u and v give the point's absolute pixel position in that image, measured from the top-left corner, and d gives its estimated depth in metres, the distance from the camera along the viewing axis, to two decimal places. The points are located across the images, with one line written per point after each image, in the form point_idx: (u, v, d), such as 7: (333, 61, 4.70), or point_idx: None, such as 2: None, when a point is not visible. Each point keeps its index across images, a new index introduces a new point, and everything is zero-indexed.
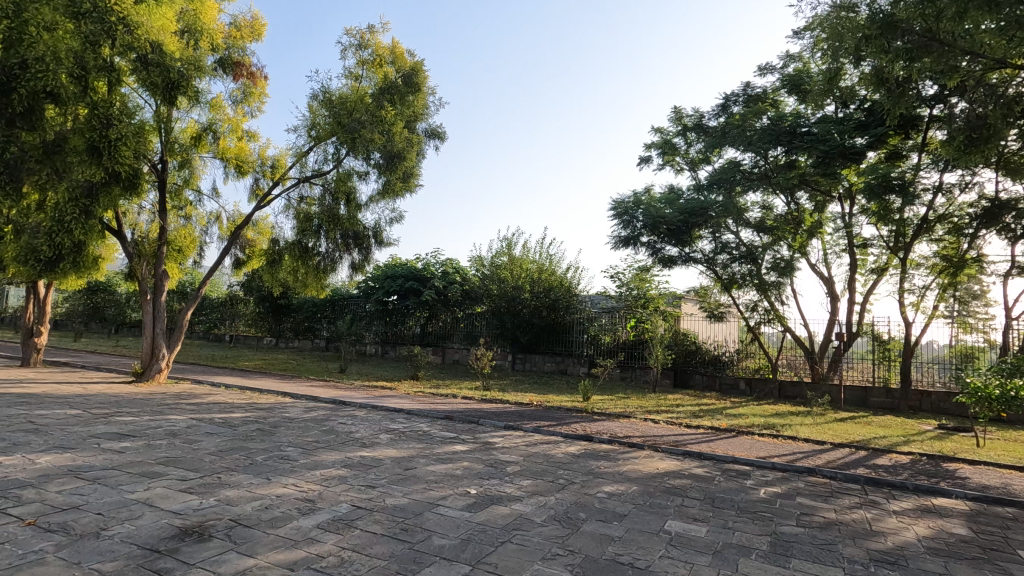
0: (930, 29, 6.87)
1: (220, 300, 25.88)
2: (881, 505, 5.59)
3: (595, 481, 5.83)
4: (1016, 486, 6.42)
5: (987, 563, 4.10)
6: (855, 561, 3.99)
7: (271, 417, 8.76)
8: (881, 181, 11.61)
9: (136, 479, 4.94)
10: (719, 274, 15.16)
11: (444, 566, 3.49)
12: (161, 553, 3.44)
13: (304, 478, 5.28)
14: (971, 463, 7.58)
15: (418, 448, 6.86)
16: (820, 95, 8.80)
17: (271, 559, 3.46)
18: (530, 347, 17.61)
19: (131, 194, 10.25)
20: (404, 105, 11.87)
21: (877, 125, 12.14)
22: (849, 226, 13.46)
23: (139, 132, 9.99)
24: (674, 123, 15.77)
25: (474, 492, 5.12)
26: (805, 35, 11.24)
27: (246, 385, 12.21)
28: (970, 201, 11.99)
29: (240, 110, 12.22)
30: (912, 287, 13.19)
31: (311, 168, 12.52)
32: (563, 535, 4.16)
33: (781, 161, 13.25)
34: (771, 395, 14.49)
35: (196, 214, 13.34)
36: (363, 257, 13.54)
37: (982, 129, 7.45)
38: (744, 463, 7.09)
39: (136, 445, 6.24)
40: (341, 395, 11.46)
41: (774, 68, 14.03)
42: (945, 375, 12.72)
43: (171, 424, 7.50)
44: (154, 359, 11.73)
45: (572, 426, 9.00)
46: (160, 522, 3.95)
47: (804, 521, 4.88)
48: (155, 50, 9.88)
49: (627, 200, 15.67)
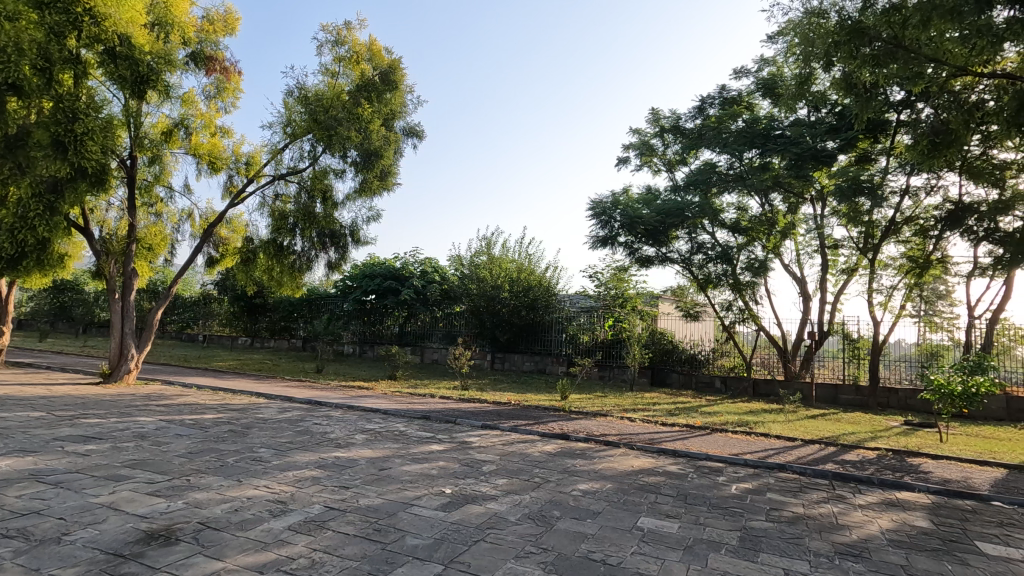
0: (896, 36, 7.11)
1: (193, 299, 25.37)
2: (847, 499, 5.73)
3: (570, 479, 5.86)
4: (975, 479, 6.65)
5: (946, 554, 4.24)
6: (821, 554, 4.09)
7: (244, 418, 8.61)
8: (851, 182, 11.91)
9: (101, 483, 4.81)
10: (696, 274, 15.40)
11: (417, 566, 3.48)
12: (126, 558, 3.36)
13: (277, 480, 5.21)
14: (933, 457, 7.83)
15: (394, 449, 6.82)
16: (791, 98, 9.00)
17: (240, 561, 3.41)
18: (509, 346, 17.63)
19: (99, 190, 9.92)
20: (381, 103, 11.80)
21: (848, 130, 12.48)
22: (821, 227, 13.77)
23: (106, 126, 9.72)
24: (651, 124, 15.89)
25: (449, 492, 5.11)
26: (778, 39, 11.48)
27: (219, 385, 12.01)
28: (936, 203, 12.40)
29: (213, 105, 11.98)
30: (881, 287, 13.56)
31: (286, 165, 12.36)
32: (537, 533, 4.17)
33: (755, 163, 13.51)
34: (746, 393, 14.66)
35: (167, 211, 13.04)
36: (339, 257, 13.39)
37: (945, 134, 7.62)
38: (717, 459, 7.22)
39: (100, 447, 6.08)
40: (318, 395, 11.36)
41: (749, 71, 14.26)
42: (912, 372, 13.13)
43: (139, 426, 7.32)
44: (124, 359, 11.41)
45: (548, 425, 9.03)
46: (125, 526, 3.86)
47: (774, 516, 4.98)
48: (123, 43, 9.63)
49: (605, 200, 15.74)
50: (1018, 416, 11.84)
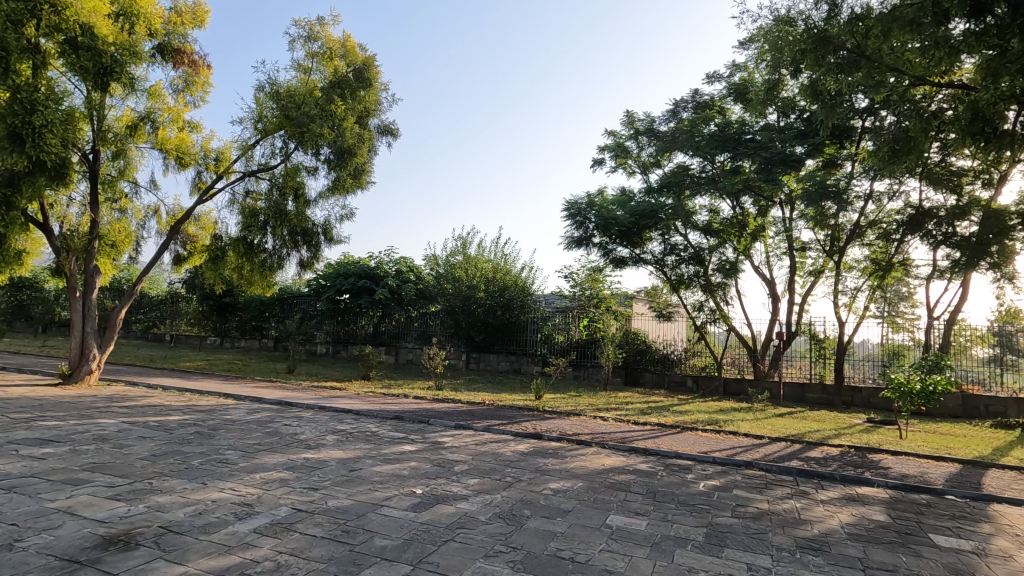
0: (859, 46, 7.34)
1: (159, 297, 24.67)
2: (810, 495, 5.90)
3: (542, 478, 5.90)
4: (931, 474, 6.92)
5: (901, 547, 4.39)
6: (783, 548, 4.21)
7: (212, 419, 8.44)
8: (819, 187, 12.22)
9: (57, 487, 4.66)
10: (668, 275, 15.68)
11: (385, 567, 3.46)
12: (82, 564, 3.27)
13: (243, 482, 5.11)
14: (892, 454, 8.12)
15: (365, 449, 6.78)
16: (760, 104, 9.20)
17: (202, 565, 3.34)
18: (484, 346, 17.58)
19: (58, 184, 9.52)
20: (355, 100, 11.68)
21: (814, 135, 12.85)
22: (789, 230, 14.14)
23: (67, 119, 9.33)
24: (626, 126, 16.07)
25: (419, 492, 5.09)
26: (749, 47, 11.72)
27: (186, 386, 11.75)
28: (897, 208, 12.83)
29: (182, 99, 11.70)
30: (845, 288, 14.00)
31: (258, 162, 12.16)
32: (506, 533, 4.18)
33: (727, 166, 13.85)
34: (717, 392, 14.99)
35: (132, 207, 12.68)
36: (311, 256, 13.20)
37: (904, 141, 7.73)
38: (686, 458, 7.33)
39: (58, 451, 5.88)
40: (289, 395, 11.29)
41: (721, 76, 14.54)
42: (875, 372, 13.50)
43: (100, 428, 7.11)
44: (85, 360, 11.05)
45: (521, 425, 9.04)
46: (82, 531, 3.75)
47: (739, 512, 5.09)
48: (85, 33, 9.37)
49: (580, 200, 15.90)
50: (973, 412, 12.34)
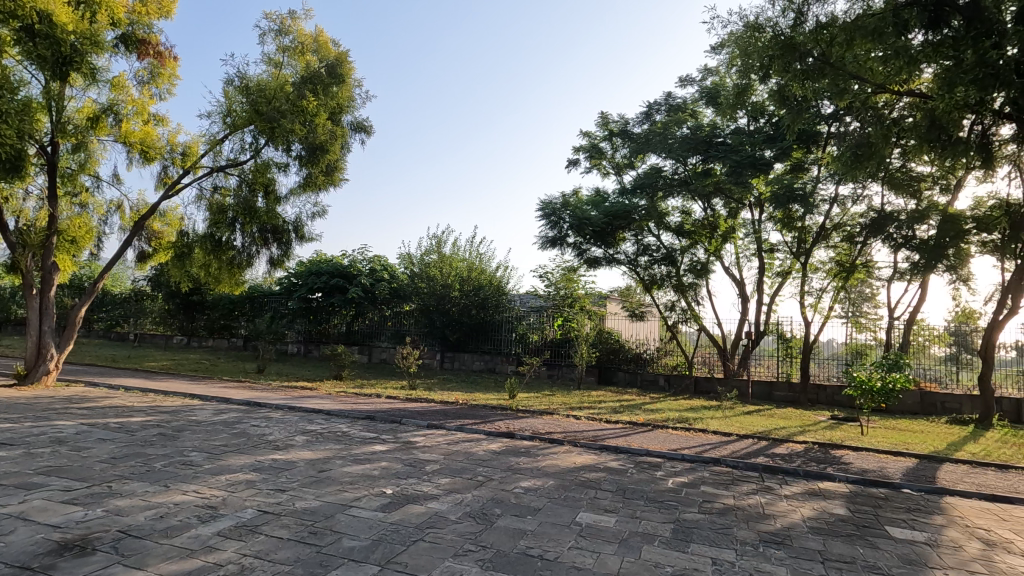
0: (824, 53, 7.55)
1: (122, 296, 23.92)
2: (774, 490, 6.05)
3: (513, 477, 5.92)
4: (889, 469, 7.17)
5: (858, 539, 4.54)
6: (746, 543, 4.31)
7: (177, 420, 8.24)
8: (786, 190, 12.52)
9: (9, 491, 4.49)
10: (641, 276, 15.88)
11: (352, 568, 3.43)
12: (34, 571, 3.15)
13: (208, 484, 5.00)
14: (853, 450, 8.37)
15: (335, 450, 6.71)
16: (730, 107, 9.32)
17: (162, 570, 3.26)
18: (458, 345, 17.53)
19: (13, 176, 9.15)
20: (327, 96, 11.49)
21: (782, 140, 13.16)
22: (758, 231, 14.48)
23: (23, 110, 8.99)
24: (600, 127, 16.19)
25: (390, 492, 5.06)
26: (719, 51, 11.97)
27: (150, 386, 11.43)
28: (860, 212, 13.24)
29: (147, 92, 11.38)
30: (811, 289, 14.39)
31: (226, 157, 11.88)
32: (476, 532, 4.18)
33: (698, 169, 14.11)
34: (688, 390, 15.23)
35: (93, 202, 12.30)
36: (282, 253, 12.98)
37: (865, 147, 7.94)
38: (656, 456, 7.45)
39: (11, 454, 5.66)
40: (258, 395, 11.10)
41: (693, 80, 14.76)
42: (839, 370, 13.90)
43: (58, 431, 6.86)
44: (42, 359, 10.65)
45: (494, 424, 9.02)
46: (35, 538, 3.61)
47: (706, 507, 5.20)
48: (43, 21, 9.02)
49: (555, 201, 15.97)
50: (930, 409, 12.79)
